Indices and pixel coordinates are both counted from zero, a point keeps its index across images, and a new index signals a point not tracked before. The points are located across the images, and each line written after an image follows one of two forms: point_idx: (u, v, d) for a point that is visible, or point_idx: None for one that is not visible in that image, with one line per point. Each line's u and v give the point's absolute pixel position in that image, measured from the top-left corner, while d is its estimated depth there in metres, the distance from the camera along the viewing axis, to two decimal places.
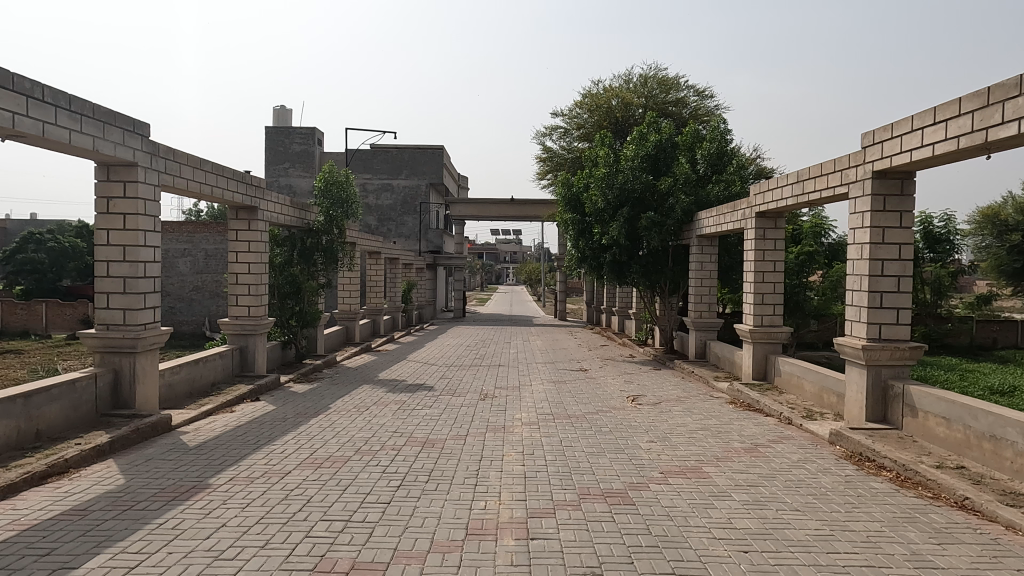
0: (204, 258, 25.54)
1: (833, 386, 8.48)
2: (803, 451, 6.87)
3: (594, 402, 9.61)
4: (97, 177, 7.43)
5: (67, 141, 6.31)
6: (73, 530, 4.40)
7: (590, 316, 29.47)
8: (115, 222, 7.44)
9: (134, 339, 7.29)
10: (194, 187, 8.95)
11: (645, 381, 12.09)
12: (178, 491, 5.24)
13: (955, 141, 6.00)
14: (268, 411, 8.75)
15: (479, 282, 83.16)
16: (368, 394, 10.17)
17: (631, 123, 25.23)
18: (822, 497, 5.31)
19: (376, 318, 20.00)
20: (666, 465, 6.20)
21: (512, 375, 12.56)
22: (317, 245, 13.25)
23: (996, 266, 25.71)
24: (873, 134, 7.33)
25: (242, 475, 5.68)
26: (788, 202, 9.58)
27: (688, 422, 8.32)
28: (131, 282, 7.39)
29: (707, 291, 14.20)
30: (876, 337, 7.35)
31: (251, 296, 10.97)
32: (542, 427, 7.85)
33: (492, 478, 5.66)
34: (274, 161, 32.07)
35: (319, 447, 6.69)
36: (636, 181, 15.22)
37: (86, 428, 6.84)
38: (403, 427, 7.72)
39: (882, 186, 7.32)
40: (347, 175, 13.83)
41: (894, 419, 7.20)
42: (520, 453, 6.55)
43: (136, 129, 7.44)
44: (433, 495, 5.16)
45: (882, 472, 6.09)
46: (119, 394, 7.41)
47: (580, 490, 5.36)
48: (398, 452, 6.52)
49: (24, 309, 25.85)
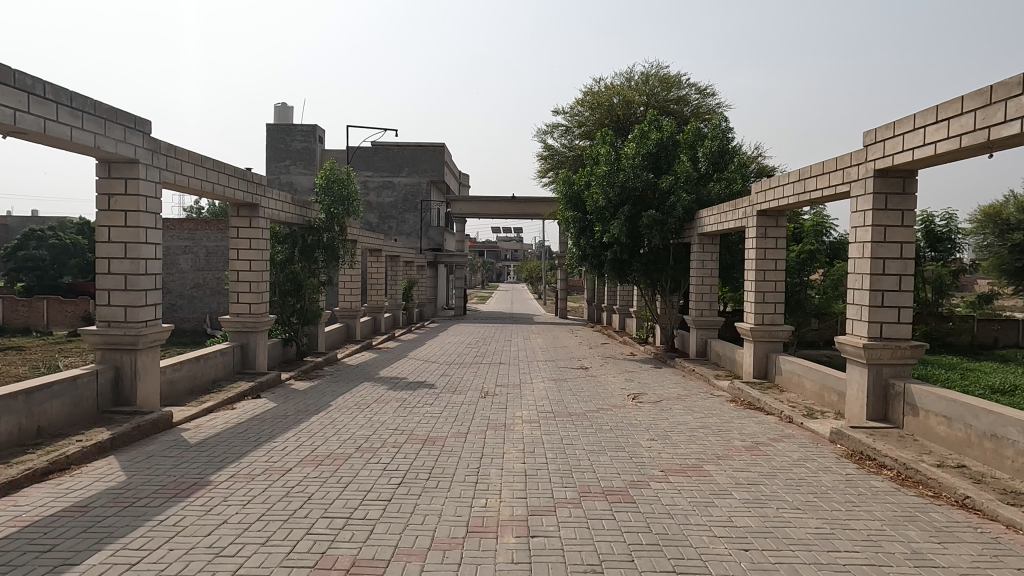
0: (205, 255, 25.55)
1: (834, 385, 8.48)
2: (803, 450, 6.87)
3: (594, 400, 9.61)
4: (99, 174, 7.43)
5: (69, 138, 6.31)
6: (75, 526, 4.41)
7: (591, 314, 29.44)
8: (116, 219, 7.44)
9: (135, 336, 7.29)
10: (195, 184, 8.94)
11: (646, 379, 12.08)
12: (179, 488, 5.25)
13: (958, 140, 5.98)
14: (269, 408, 8.75)
15: (480, 280, 83.07)
16: (369, 392, 10.17)
17: (633, 121, 25.20)
18: (823, 496, 5.31)
19: (377, 316, 20.01)
20: (667, 463, 6.20)
21: (513, 373, 12.56)
22: (318, 243, 13.26)
23: (998, 265, 25.66)
24: (875, 133, 7.31)
25: (243, 472, 5.68)
26: (790, 201, 9.56)
27: (689, 420, 8.32)
28: (133, 279, 7.39)
29: (708, 290, 14.20)
30: (877, 335, 7.35)
31: (252, 293, 10.97)
32: (543, 425, 7.85)
33: (493, 475, 5.66)
34: (275, 159, 32.06)
35: (320, 444, 6.70)
36: (637, 180, 15.21)
37: (87, 424, 6.84)
38: (404, 425, 7.72)
39: (885, 184, 7.30)
40: (348, 173, 13.80)
41: (894, 418, 7.20)
42: (521, 451, 6.55)
43: (138, 126, 7.43)
44: (433, 493, 5.16)
45: (883, 471, 6.09)
46: (120, 391, 7.41)
47: (581, 488, 5.36)
48: (399, 449, 6.52)
49: (26, 305, 25.89)
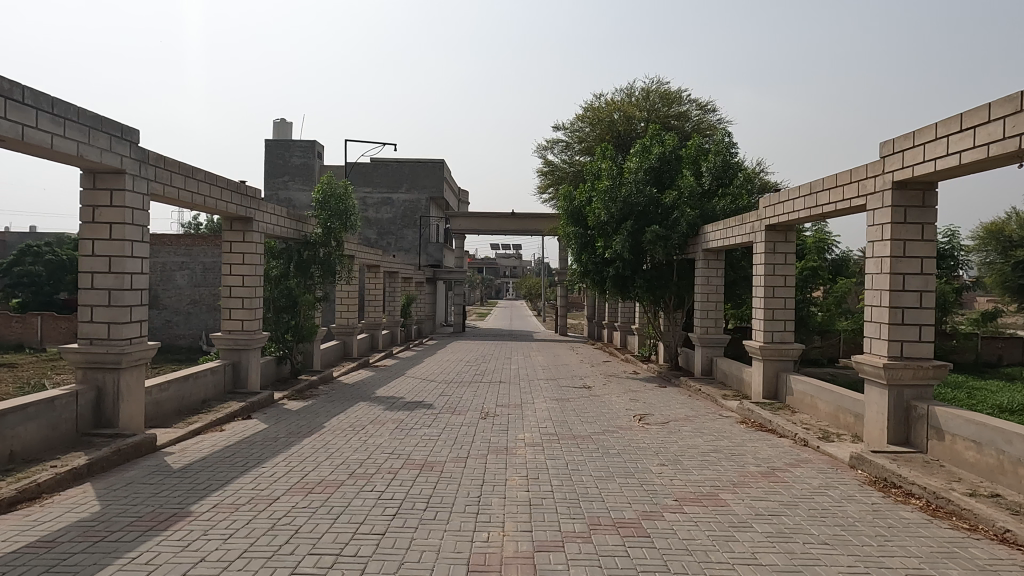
0: (202, 271, 25.23)
1: (850, 406, 8.11)
2: (823, 476, 6.49)
3: (600, 422, 9.21)
4: (83, 184, 7.12)
5: (50, 145, 6.01)
6: (38, 565, 4.02)
7: (592, 330, 29.15)
8: (101, 231, 7.13)
9: (118, 355, 6.96)
10: (185, 196, 8.62)
11: (651, 399, 11.73)
12: (156, 520, 4.86)
13: (985, 149, 5.70)
14: (260, 430, 8.37)
15: (479, 296, 82.96)
16: (366, 412, 9.80)
17: (633, 136, 25.01)
18: (851, 529, 4.93)
19: (375, 332, 19.68)
20: (680, 491, 5.82)
21: (514, 392, 12.19)
22: (314, 258, 12.92)
23: (1001, 281, 25.41)
24: (892, 143, 7.02)
25: (227, 502, 5.29)
26: (801, 215, 9.25)
27: (699, 443, 7.95)
28: (117, 294, 7.08)
29: (713, 306, 13.88)
30: (899, 355, 7.00)
31: (245, 310, 10.60)
32: (547, 448, 7.47)
33: (495, 505, 5.29)
34: (274, 174, 31.90)
35: (312, 470, 6.32)
36: (640, 195, 14.93)
37: (65, 449, 6.46)
38: (402, 448, 7.35)
39: (903, 196, 7.00)
40: (346, 187, 13.45)
41: (917, 442, 6.83)
42: (524, 477, 6.18)
43: (125, 134, 7.14)
44: (431, 525, 4.79)
45: (910, 500, 5.71)
46: (102, 413, 7.05)
47: (590, 519, 4.99)
48: (395, 475, 6.15)
49: (20, 321, 25.54)
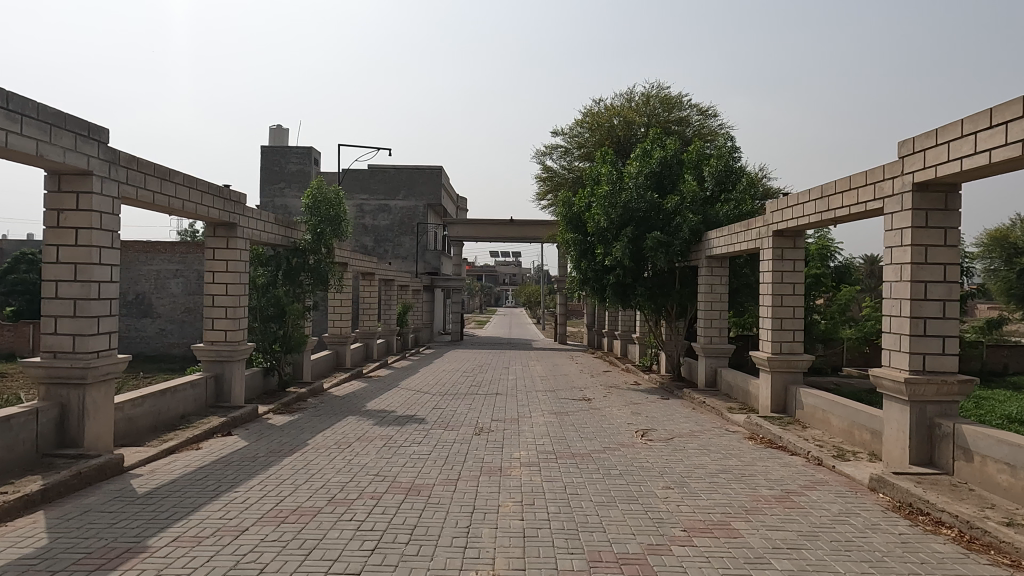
0: (196, 279, 24.74)
1: (866, 422, 7.62)
2: (842, 501, 5.99)
3: (601, 438, 8.72)
4: (47, 187, 6.64)
5: (5, 143, 5.54)
6: None
7: (591, 338, 28.68)
8: (66, 237, 6.65)
9: (83, 369, 6.48)
10: (161, 201, 8.15)
11: (653, 412, 11.24)
12: (106, 557, 4.36)
13: (1019, 146, 5.23)
14: (239, 448, 7.87)
15: (479, 304, 82.48)
16: (353, 427, 9.30)
17: (633, 142, 24.58)
18: (880, 566, 4.43)
19: (369, 342, 19.19)
20: (689, 520, 5.32)
21: (511, 405, 11.70)
22: (303, 266, 12.46)
23: (1006, 289, 24.90)
24: (912, 142, 6.56)
25: (189, 535, 4.79)
26: (811, 220, 8.78)
27: (706, 462, 7.45)
28: (82, 304, 6.61)
29: (717, 315, 13.42)
30: (921, 369, 6.51)
31: (228, 319, 10.11)
32: (544, 469, 6.99)
33: (485, 538, 4.80)
34: (270, 181, 31.46)
35: (288, 495, 5.82)
36: (640, 201, 14.50)
37: (21, 472, 5.95)
38: (387, 469, 6.85)
39: (924, 199, 6.54)
40: (336, 193, 12.83)
41: (943, 463, 6.34)
42: (519, 503, 5.69)
43: (92, 134, 6.67)
44: (412, 563, 4.29)
45: (941, 529, 5.22)
46: (65, 432, 6.55)
47: (590, 555, 4.50)
48: (378, 501, 5.66)
49: (12, 331, 25.03)
